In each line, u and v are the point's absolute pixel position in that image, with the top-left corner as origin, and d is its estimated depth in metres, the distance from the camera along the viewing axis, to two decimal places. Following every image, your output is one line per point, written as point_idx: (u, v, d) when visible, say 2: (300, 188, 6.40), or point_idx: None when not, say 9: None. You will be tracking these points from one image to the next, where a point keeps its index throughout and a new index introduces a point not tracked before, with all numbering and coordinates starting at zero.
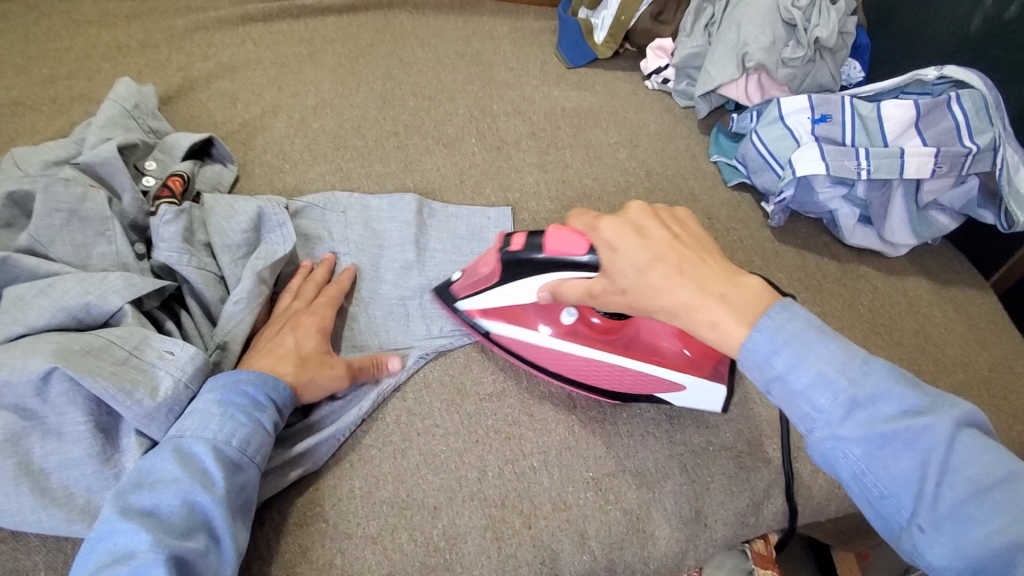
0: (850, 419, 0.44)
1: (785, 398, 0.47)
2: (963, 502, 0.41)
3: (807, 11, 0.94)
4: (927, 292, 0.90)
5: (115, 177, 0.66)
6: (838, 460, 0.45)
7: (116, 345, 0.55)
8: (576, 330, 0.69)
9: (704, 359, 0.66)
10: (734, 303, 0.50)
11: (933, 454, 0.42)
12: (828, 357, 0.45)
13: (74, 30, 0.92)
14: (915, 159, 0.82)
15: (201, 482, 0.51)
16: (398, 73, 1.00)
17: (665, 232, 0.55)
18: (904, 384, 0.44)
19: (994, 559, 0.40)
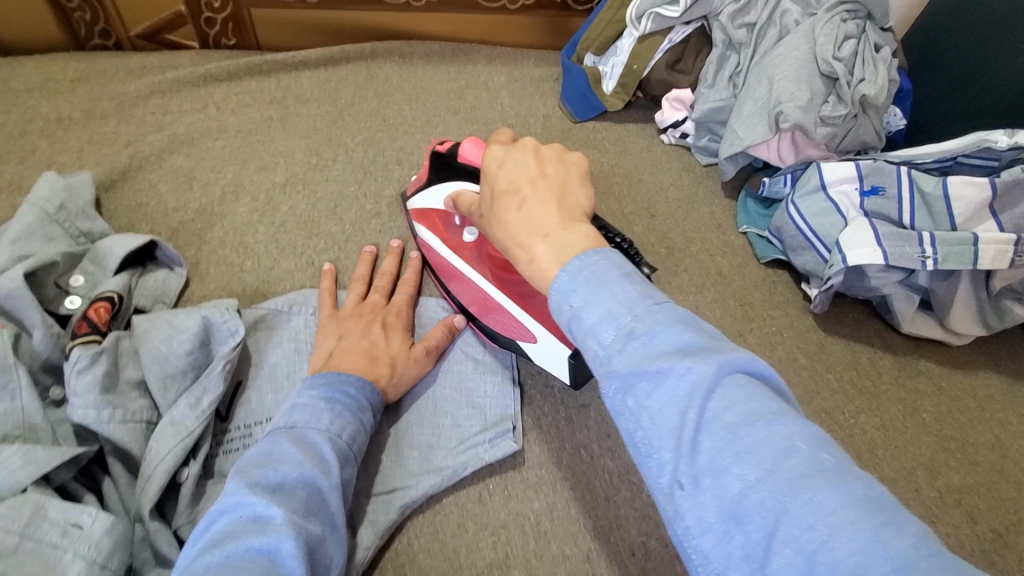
0: (626, 353, 0.36)
1: (579, 340, 0.39)
2: (727, 454, 0.31)
3: (849, 62, 0.82)
4: (1000, 392, 0.77)
5: (23, 310, 0.53)
6: (619, 413, 0.36)
7: (1, 532, 0.41)
8: (478, 254, 0.68)
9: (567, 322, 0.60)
10: (556, 241, 0.44)
11: (693, 399, 0.33)
12: (620, 289, 0.38)
13: (10, 100, 0.81)
14: (991, 248, 0.69)
15: (318, 465, 0.47)
16: (381, 137, 0.88)
17: (531, 163, 0.51)
18: (690, 324, 0.36)
19: (756, 530, 0.29)
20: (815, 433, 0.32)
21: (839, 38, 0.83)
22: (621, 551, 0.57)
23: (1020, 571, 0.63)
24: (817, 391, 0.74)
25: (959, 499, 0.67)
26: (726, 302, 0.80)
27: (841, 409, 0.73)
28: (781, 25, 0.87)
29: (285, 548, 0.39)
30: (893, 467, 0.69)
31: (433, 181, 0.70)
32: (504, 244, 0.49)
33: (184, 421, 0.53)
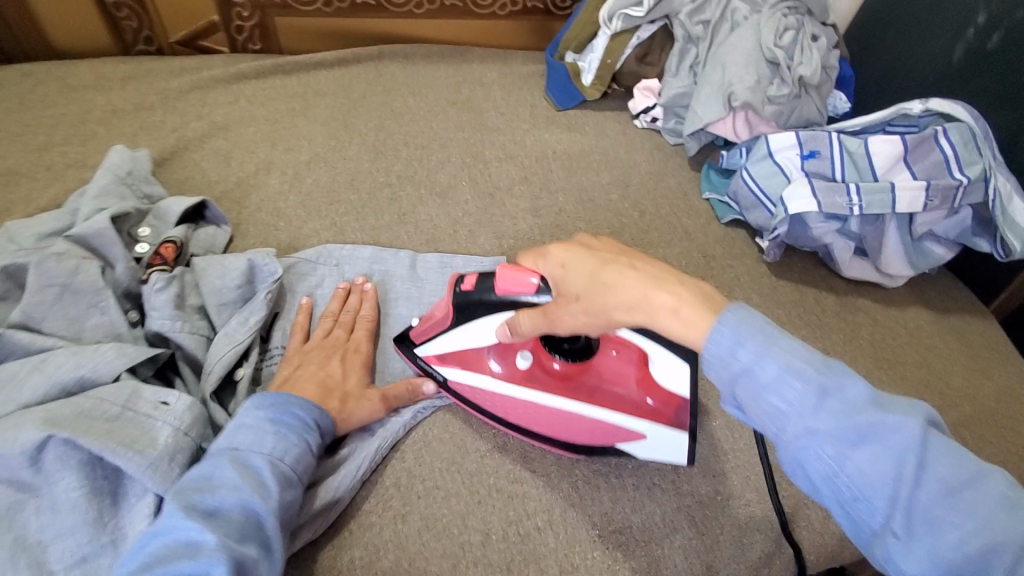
0: (822, 409, 0.40)
1: (740, 386, 0.43)
2: (940, 502, 0.37)
3: (789, 50, 0.96)
4: (928, 322, 0.90)
5: (108, 248, 0.66)
6: (810, 462, 0.40)
7: (107, 402, 0.53)
8: (536, 373, 0.68)
9: (668, 405, 0.65)
10: (693, 296, 0.46)
11: (901, 453, 0.38)
12: (787, 352, 0.41)
13: (70, 95, 0.94)
14: (907, 193, 0.83)
15: (258, 489, 0.50)
16: (389, 124, 1.01)
17: (610, 251, 0.52)
18: (870, 382, 0.41)
19: (969, 565, 0.36)
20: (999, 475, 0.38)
21: (781, 29, 0.97)
22: None
23: None
24: None
25: None
26: (691, 254, 0.93)
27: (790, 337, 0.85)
28: (732, 21, 1.01)
29: (215, 571, 0.42)
30: None
31: (461, 316, 0.64)
32: (617, 312, 0.48)
33: (236, 334, 0.65)
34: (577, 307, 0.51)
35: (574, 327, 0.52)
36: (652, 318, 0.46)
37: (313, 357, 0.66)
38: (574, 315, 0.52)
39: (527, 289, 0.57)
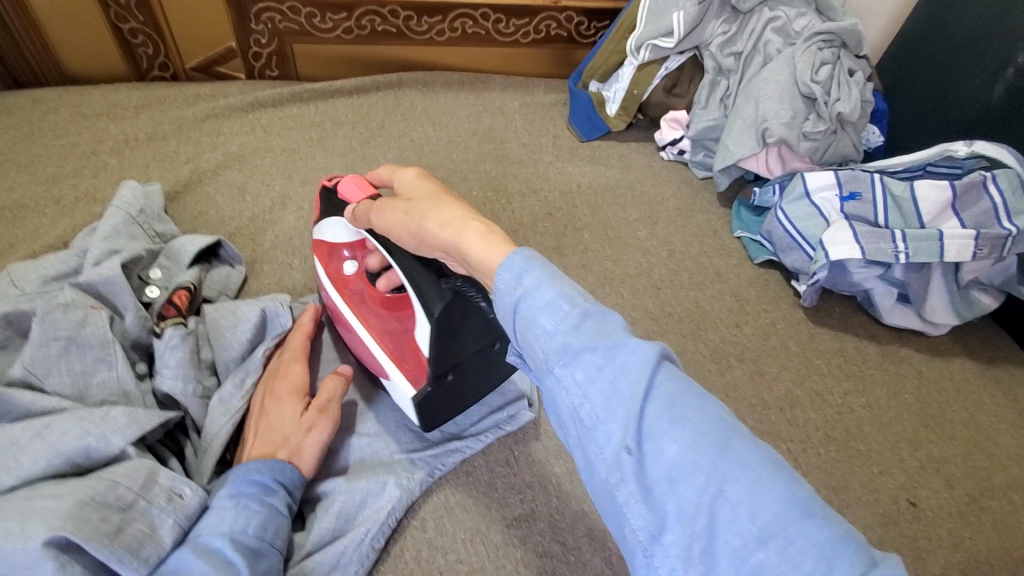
0: (581, 332, 0.39)
1: (520, 313, 0.42)
2: (665, 421, 0.36)
3: (826, 85, 0.92)
4: (975, 375, 0.85)
5: (118, 295, 0.62)
6: (561, 393, 0.39)
7: (122, 490, 0.49)
8: (360, 290, 0.68)
9: (417, 369, 0.62)
10: (492, 236, 0.48)
11: (636, 373, 0.37)
12: (564, 281, 0.42)
13: (82, 123, 0.91)
14: (955, 243, 0.79)
15: (226, 571, 0.47)
16: (409, 155, 0.98)
17: (427, 188, 0.57)
18: (594, 307, 0.41)
19: (692, 494, 0.34)
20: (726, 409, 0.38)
21: (816, 64, 0.93)
22: None
23: (995, 531, 0.70)
24: (809, 374, 0.81)
25: (939, 468, 0.75)
26: (724, 297, 0.88)
27: (831, 390, 0.80)
28: (765, 53, 0.97)
29: None
30: (879, 440, 0.76)
31: (323, 217, 0.68)
32: (435, 233, 0.52)
33: (231, 401, 0.61)
34: (383, 207, 0.58)
35: (386, 224, 0.57)
36: (424, 218, 0.53)
37: (256, 407, 0.60)
38: (382, 212, 0.58)
39: (362, 194, 0.64)
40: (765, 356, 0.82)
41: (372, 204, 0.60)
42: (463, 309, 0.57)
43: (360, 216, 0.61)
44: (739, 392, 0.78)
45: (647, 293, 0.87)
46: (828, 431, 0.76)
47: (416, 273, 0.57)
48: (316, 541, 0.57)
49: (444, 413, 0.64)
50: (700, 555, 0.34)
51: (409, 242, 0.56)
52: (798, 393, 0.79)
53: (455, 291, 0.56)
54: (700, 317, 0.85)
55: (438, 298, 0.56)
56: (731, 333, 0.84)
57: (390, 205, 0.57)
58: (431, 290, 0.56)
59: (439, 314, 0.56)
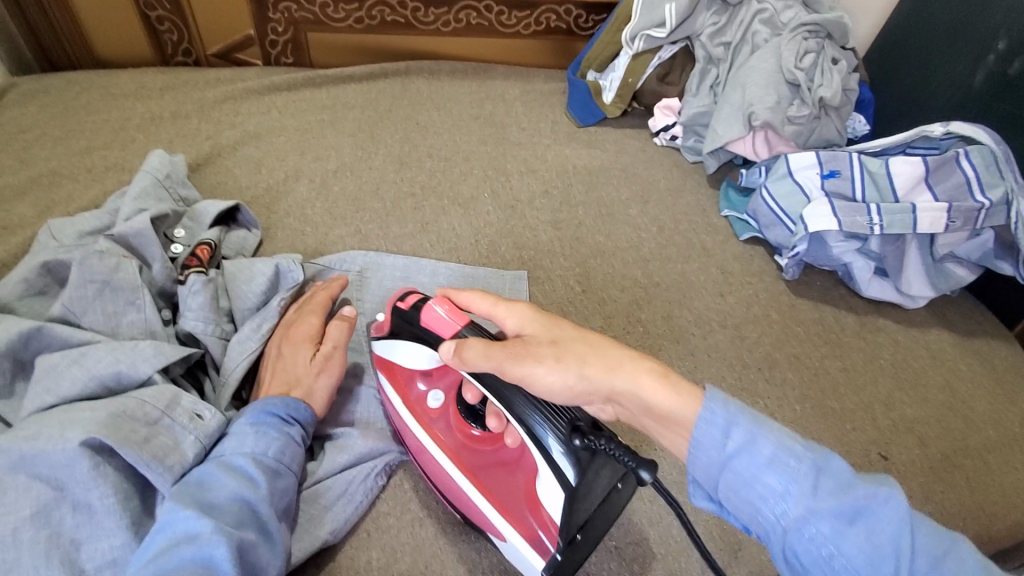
0: (819, 488, 0.45)
1: (730, 469, 0.47)
2: (926, 565, 0.43)
3: (809, 72, 0.98)
4: (949, 345, 0.89)
5: (147, 247, 0.68)
6: (806, 547, 0.45)
7: (149, 406, 0.55)
8: (446, 423, 0.62)
9: (540, 528, 0.54)
10: (673, 394, 0.50)
11: (875, 519, 0.44)
12: (777, 432, 0.47)
13: (111, 103, 0.98)
14: (928, 214, 0.83)
15: (247, 483, 0.53)
16: (414, 136, 1.04)
17: (568, 326, 0.55)
18: (806, 449, 0.46)
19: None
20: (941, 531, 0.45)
21: (801, 53, 0.99)
22: None
23: (962, 484, 0.74)
24: (789, 340, 0.86)
25: (911, 427, 0.79)
26: (710, 270, 0.93)
27: (809, 355, 0.84)
28: (753, 43, 1.03)
29: (218, 553, 0.46)
30: (854, 401, 0.80)
31: (403, 342, 0.61)
32: (587, 378, 0.51)
33: (248, 342, 0.67)
34: (511, 348, 0.52)
35: (531, 374, 0.51)
36: (584, 368, 0.51)
37: (272, 350, 0.66)
38: (513, 356, 0.51)
39: (458, 323, 0.57)
40: (747, 323, 0.87)
41: (489, 344, 0.53)
42: (600, 467, 0.49)
43: (473, 360, 0.53)
44: (721, 353, 0.82)
45: (636, 265, 0.92)
46: (804, 391, 0.80)
47: (539, 427, 0.51)
48: (326, 471, 0.62)
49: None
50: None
51: (568, 394, 0.52)
52: (777, 357, 0.83)
53: (592, 450, 0.49)
54: (686, 287, 0.90)
55: (569, 455, 0.49)
56: (716, 302, 0.89)
57: (525, 353, 0.52)
58: (559, 443, 0.50)
59: (574, 480, 0.49)
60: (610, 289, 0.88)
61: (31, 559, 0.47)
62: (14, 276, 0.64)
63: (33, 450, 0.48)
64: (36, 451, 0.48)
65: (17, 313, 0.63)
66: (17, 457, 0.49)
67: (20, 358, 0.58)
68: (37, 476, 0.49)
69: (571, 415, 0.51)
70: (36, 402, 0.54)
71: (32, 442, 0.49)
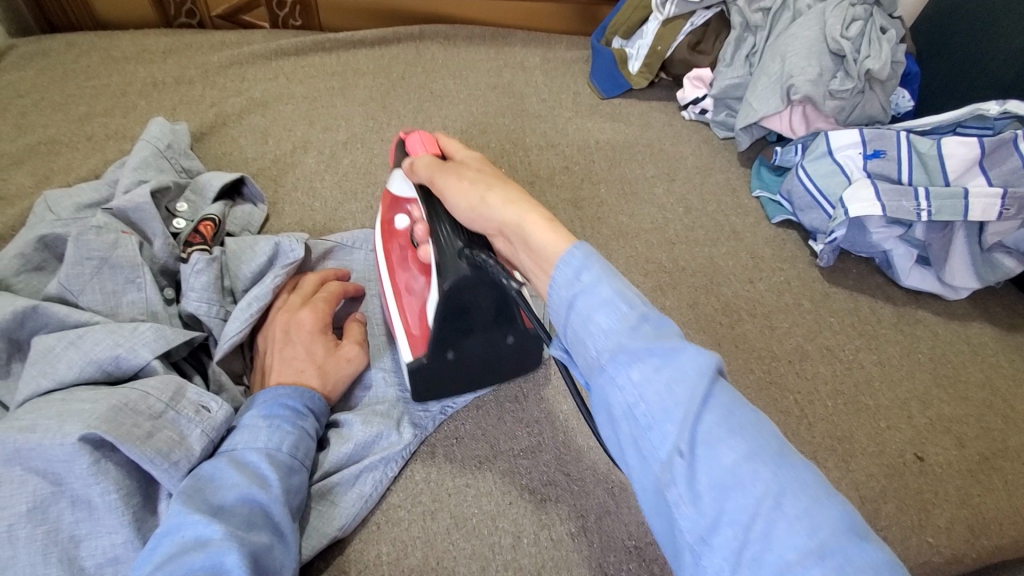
0: (637, 333, 0.42)
1: (573, 308, 0.45)
2: (722, 429, 0.38)
3: (856, 41, 0.90)
4: (993, 339, 0.84)
5: (147, 223, 0.65)
6: (614, 391, 0.41)
7: (152, 398, 0.52)
8: (404, 247, 0.67)
9: (419, 339, 0.62)
10: (539, 253, 0.49)
11: (686, 373, 0.39)
12: (622, 283, 0.44)
13: (112, 67, 0.93)
14: (980, 201, 0.78)
15: (258, 482, 0.50)
16: (428, 106, 0.98)
17: (503, 177, 0.56)
18: (654, 309, 0.44)
19: (748, 500, 0.35)
20: (816, 476, 0.36)
21: (848, 20, 0.91)
22: None
23: (1003, 488, 0.70)
24: (821, 331, 0.81)
25: (949, 426, 0.74)
26: (739, 255, 0.88)
27: (843, 347, 0.80)
28: (794, 9, 0.95)
29: (228, 560, 0.43)
30: (888, 396, 0.76)
31: (392, 167, 0.67)
32: (474, 202, 0.54)
33: (237, 322, 0.62)
34: (448, 166, 0.59)
35: (446, 186, 0.56)
36: (488, 196, 0.53)
37: (278, 335, 0.63)
38: (445, 172, 0.58)
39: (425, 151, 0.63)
40: (777, 312, 0.82)
41: (436, 162, 0.60)
42: (476, 283, 0.56)
43: (419, 170, 0.60)
44: (748, 343, 0.78)
45: (661, 248, 0.87)
46: (836, 384, 0.76)
47: (442, 242, 0.57)
48: (334, 463, 0.59)
49: (436, 391, 0.64)
50: (747, 563, 0.34)
51: (472, 220, 0.55)
52: (807, 348, 0.79)
53: (477, 267, 0.55)
54: (713, 272, 0.85)
55: (454, 273, 0.56)
56: (744, 289, 0.84)
57: (455, 170, 0.57)
58: (449, 259, 0.56)
59: (448, 288, 0.56)
60: (633, 273, 0.84)
61: (28, 557, 0.45)
62: (10, 251, 0.61)
63: (30, 442, 0.46)
64: (33, 444, 0.46)
65: (14, 289, 0.60)
66: (12, 448, 0.46)
67: (16, 338, 0.56)
68: (33, 470, 0.47)
69: (475, 240, 0.56)
70: (32, 386, 0.51)
71: (28, 434, 0.46)
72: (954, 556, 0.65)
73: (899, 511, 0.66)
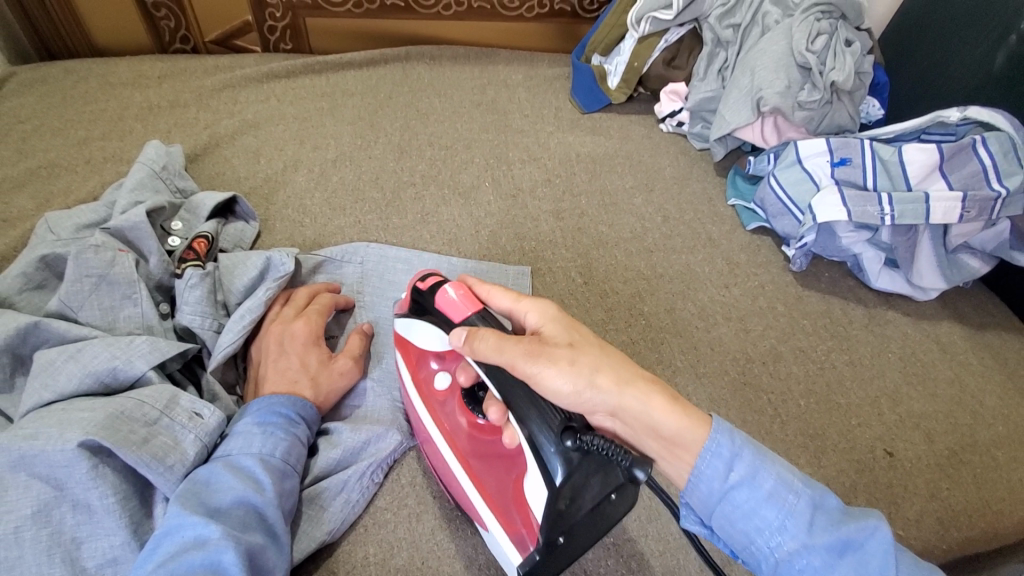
0: (815, 525, 0.50)
1: (729, 500, 0.52)
2: None
3: (821, 54, 0.94)
4: (961, 337, 0.87)
5: (143, 241, 0.68)
6: (794, 574, 0.50)
7: (147, 406, 0.54)
8: (450, 406, 0.61)
9: (525, 530, 0.52)
10: (682, 442, 0.52)
11: (866, 554, 0.49)
12: (778, 465, 0.51)
13: (110, 92, 0.97)
14: (942, 204, 0.81)
15: (253, 485, 0.53)
16: (415, 124, 1.02)
17: (565, 339, 0.54)
18: (811, 485, 0.52)
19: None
20: None
21: (813, 34, 0.95)
22: None
23: (970, 481, 0.73)
24: (794, 333, 0.84)
25: (918, 422, 0.77)
26: (715, 261, 0.91)
27: (816, 348, 0.83)
28: (763, 24, 0.99)
29: (227, 558, 0.46)
30: (859, 395, 0.79)
31: (420, 318, 0.60)
32: (574, 395, 0.52)
33: (229, 334, 0.65)
34: (527, 344, 0.52)
35: (538, 372, 0.51)
36: (596, 379, 0.53)
37: (272, 347, 0.66)
38: (526, 350, 0.51)
39: (470, 309, 0.56)
40: (752, 315, 0.85)
41: (502, 334, 0.52)
42: (590, 471, 0.47)
43: (484, 352, 0.52)
44: (724, 347, 0.81)
45: (639, 256, 0.91)
46: (810, 384, 0.79)
47: (536, 425, 0.49)
48: (323, 468, 0.61)
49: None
50: None
51: (571, 404, 0.53)
52: (781, 350, 0.82)
53: (585, 452, 0.47)
54: (690, 278, 0.89)
55: (563, 459, 0.47)
56: (720, 294, 0.87)
57: (540, 351, 0.52)
58: (552, 444, 0.47)
59: (560, 481, 0.47)
60: (613, 281, 0.87)
61: (34, 557, 0.47)
62: (12, 271, 0.64)
63: (33, 450, 0.48)
64: (36, 451, 0.48)
65: (16, 306, 0.63)
66: (17, 456, 0.49)
67: (19, 352, 0.59)
68: (36, 475, 0.49)
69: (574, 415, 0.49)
70: (34, 398, 0.54)
71: (31, 441, 0.49)
72: (923, 547, 0.67)
73: (869, 505, 0.69)
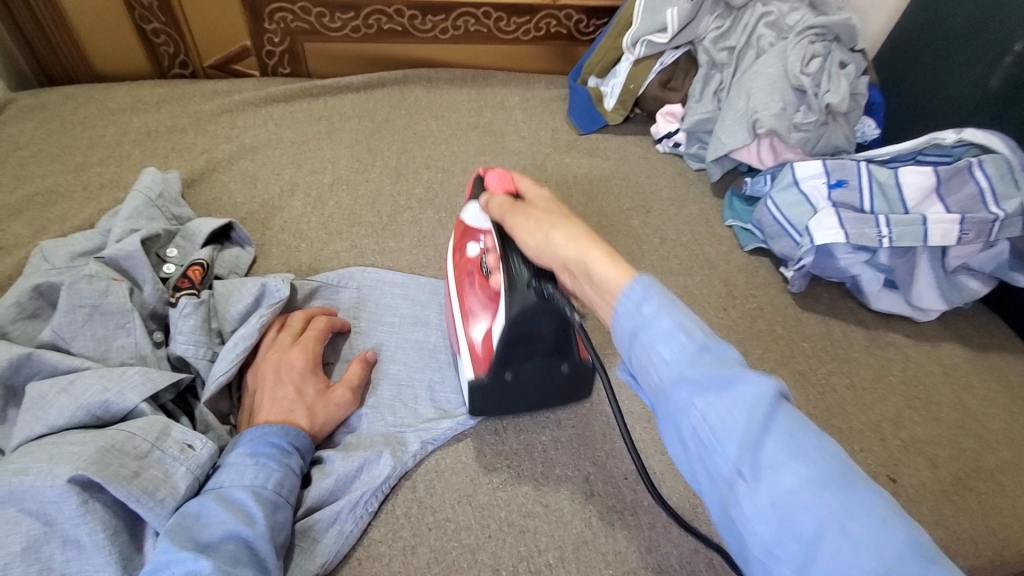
0: (699, 361, 0.40)
1: (638, 337, 0.43)
2: (787, 455, 0.36)
3: (816, 76, 0.94)
4: (963, 359, 0.86)
5: (138, 269, 0.68)
6: (680, 415, 0.39)
7: (139, 438, 0.54)
8: (472, 273, 0.69)
9: (479, 359, 0.66)
10: (602, 287, 0.48)
11: (748, 399, 0.37)
12: (685, 313, 0.42)
13: (108, 117, 0.98)
14: (940, 227, 0.81)
15: (244, 519, 0.51)
16: (412, 147, 1.02)
17: (567, 215, 0.58)
18: (714, 335, 0.41)
19: (809, 519, 0.34)
20: (891, 507, 0.34)
21: (808, 57, 0.95)
22: (616, 475, 0.67)
23: (977, 508, 0.71)
24: (793, 355, 0.83)
25: (921, 447, 0.76)
26: (712, 283, 0.91)
27: (816, 371, 0.82)
28: (758, 47, 0.99)
29: None
30: (861, 419, 0.78)
31: (468, 200, 0.70)
32: (541, 250, 0.56)
33: (222, 363, 0.64)
34: (520, 207, 0.61)
35: (516, 225, 0.59)
36: (553, 232, 0.54)
37: (268, 374, 0.65)
38: (517, 212, 0.60)
39: (502, 188, 0.65)
40: (750, 338, 0.85)
41: (510, 202, 0.62)
42: (541, 320, 0.60)
43: (493, 208, 0.64)
44: None
45: None
46: (810, 408, 0.78)
47: (513, 273, 0.60)
48: (316, 499, 0.60)
49: (493, 407, 0.68)
50: None
51: (537, 253, 0.57)
52: (780, 373, 0.81)
53: (544, 298, 0.58)
54: (688, 301, 0.88)
55: (522, 301, 0.59)
56: (718, 316, 0.87)
57: (524, 211, 0.60)
58: (518, 284, 0.59)
59: (513, 318, 0.60)
60: None
61: None
62: (6, 300, 0.63)
63: (23, 485, 0.48)
64: (25, 487, 0.48)
65: (10, 337, 0.62)
66: (7, 490, 0.48)
67: (11, 384, 0.58)
68: (26, 511, 0.48)
69: (542, 272, 0.59)
70: (24, 432, 0.53)
71: (21, 476, 0.48)
72: None
73: None
